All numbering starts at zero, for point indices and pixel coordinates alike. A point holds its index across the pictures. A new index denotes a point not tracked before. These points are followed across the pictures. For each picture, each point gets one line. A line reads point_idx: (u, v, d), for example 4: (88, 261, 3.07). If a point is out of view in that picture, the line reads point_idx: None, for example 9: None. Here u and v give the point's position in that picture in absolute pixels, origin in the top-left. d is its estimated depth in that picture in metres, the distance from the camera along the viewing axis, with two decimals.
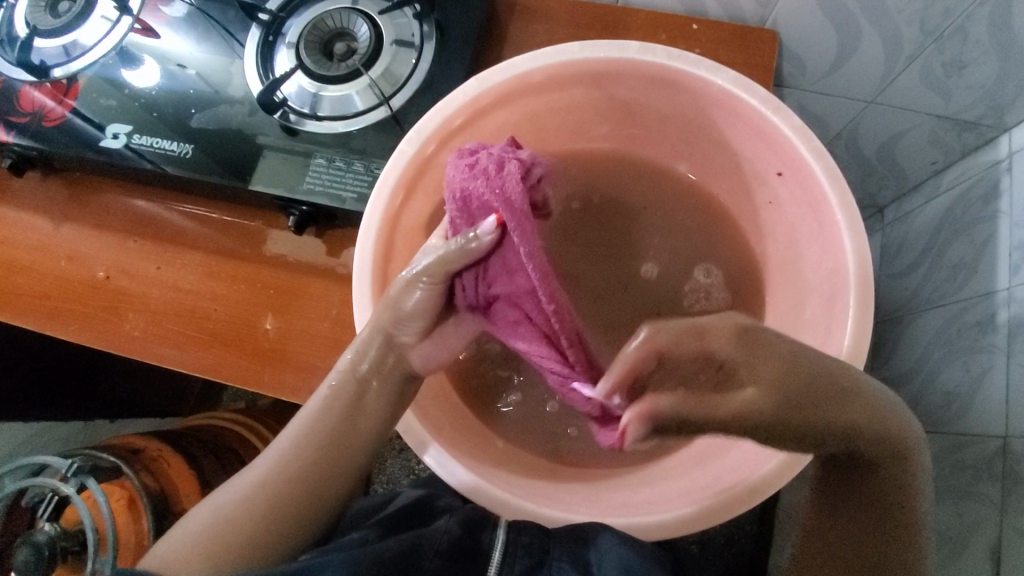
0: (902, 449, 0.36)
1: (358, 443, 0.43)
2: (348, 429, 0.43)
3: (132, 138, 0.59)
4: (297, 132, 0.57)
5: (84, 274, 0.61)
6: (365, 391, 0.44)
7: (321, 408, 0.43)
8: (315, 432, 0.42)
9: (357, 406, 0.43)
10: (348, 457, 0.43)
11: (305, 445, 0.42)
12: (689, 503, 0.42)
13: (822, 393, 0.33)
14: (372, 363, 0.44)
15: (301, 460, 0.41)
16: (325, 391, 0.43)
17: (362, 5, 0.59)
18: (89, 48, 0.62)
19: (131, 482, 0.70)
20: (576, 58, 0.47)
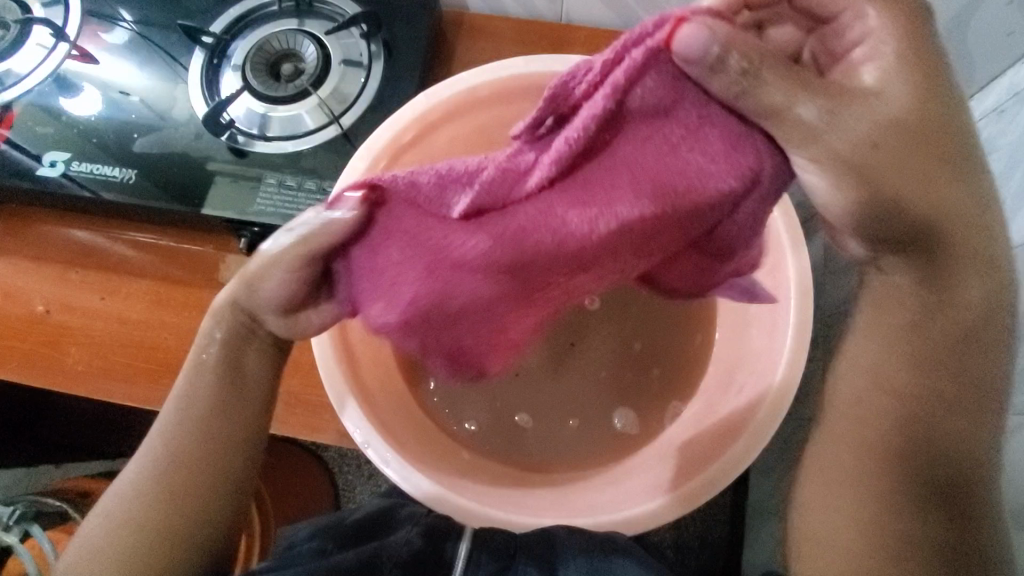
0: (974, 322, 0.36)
1: (241, 417, 0.43)
2: (226, 404, 0.42)
3: (71, 166, 0.57)
4: (246, 153, 0.56)
5: (22, 310, 0.58)
6: (239, 369, 0.43)
7: (191, 397, 0.42)
8: (189, 415, 0.42)
9: (231, 384, 0.42)
10: (241, 426, 0.42)
11: (183, 429, 0.41)
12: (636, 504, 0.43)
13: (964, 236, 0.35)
14: (229, 342, 0.42)
15: (181, 441, 0.41)
16: (193, 383, 0.42)
17: (309, 26, 0.59)
18: (23, 76, 0.60)
19: (79, 527, 0.66)
20: (522, 72, 0.49)
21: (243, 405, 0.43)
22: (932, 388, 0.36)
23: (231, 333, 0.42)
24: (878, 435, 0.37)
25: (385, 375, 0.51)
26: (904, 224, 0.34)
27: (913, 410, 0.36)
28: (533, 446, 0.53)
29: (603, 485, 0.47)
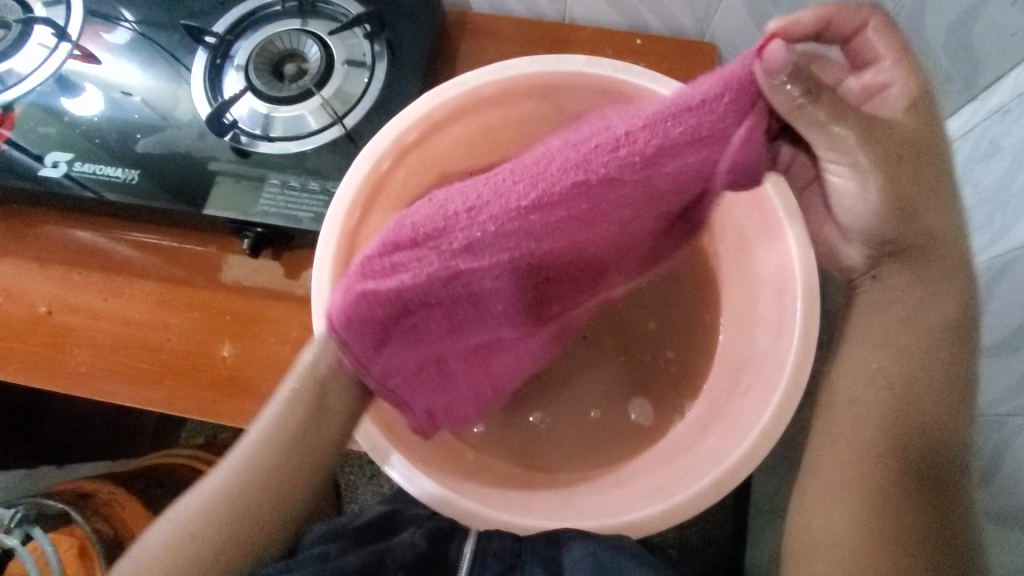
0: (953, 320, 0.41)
1: (321, 453, 0.42)
2: (308, 437, 0.42)
3: (74, 167, 0.57)
4: (248, 153, 0.56)
5: (25, 310, 0.58)
6: (321, 416, 0.42)
7: (274, 429, 0.42)
8: (271, 444, 0.41)
9: (312, 425, 0.41)
10: (316, 452, 0.42)
11: (263, 457, 0.41)
12: (663, 500, 0.43)
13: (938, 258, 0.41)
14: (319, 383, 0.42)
15: (265, 463, 0.41)
16: (280, 417, 0.41)
17: (312, 27, 0.59)
18: (24, 76, 0.60)
19: (80, 529, 0.66)
20: (527, 71, 0.48)
21: (323, 444, 0.42)
22: (916, 385, 0.41)
23: (316, 376, 0.42)
24: (860, 432, 0.41)
25: None
26: (895, 233, 0.40)
27: (908, 413, 0.41)
28: (542, 452, 0.53)
29: (610, 488, 0.47)
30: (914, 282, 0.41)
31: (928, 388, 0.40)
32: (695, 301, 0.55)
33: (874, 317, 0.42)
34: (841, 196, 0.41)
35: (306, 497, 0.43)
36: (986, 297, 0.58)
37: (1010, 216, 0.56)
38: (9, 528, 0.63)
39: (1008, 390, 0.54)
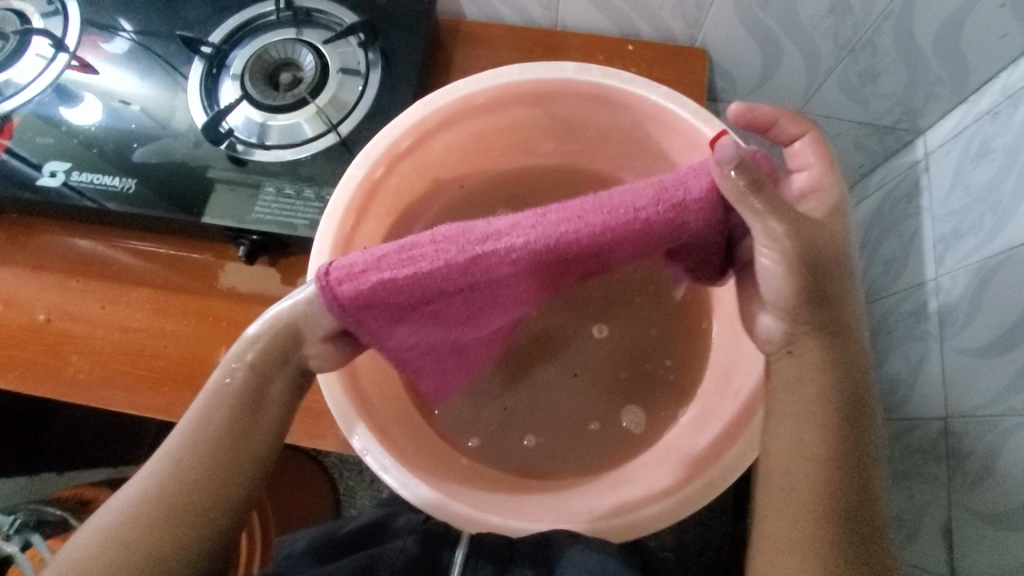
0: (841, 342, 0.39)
1: (259, 444, 0.40)
2: (243, 428, 0.39)
3: (72, 176, 0.58)
4: (244, 161, 0.57)
5: (23, 318, 0.58)
6: (262, 398, 0.41)
7: (206, 416, 0.39)
8: (201, 434, 0.39)
9: (251, 407, 0.40)
10: (252, 445, 0.40)
11: (196, 447, 0.38)
12: (632, 506, 0.43)
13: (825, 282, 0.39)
14: (264, 356, 0.41)
15: (194, 460, 0.38)
16: (214, 399, 0.40)
17: (307, 36, 0.60)
18: (22, 86, 0.61)
19: (78, 534, 0.65)
20: (518, 79, 0.49)
21: (262, 432, 0.40)
22: (852, 403, 0.38)
23: (267, 344, 0.41)
24: (803, 437, 0.38)
25: (382, 379, 0.51)
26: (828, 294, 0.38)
27: (835, 456, 0.37)
28: (537, 457, 0.53)
29: (604, 488, 0.47)
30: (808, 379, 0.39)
31: (851, 416, 0.38)
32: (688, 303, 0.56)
33: (796, 364, 0.39)
34: (768, 277, 0.39)
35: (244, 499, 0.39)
36: (978, 297, 0.59)
37: (1000, 216, 0.57)
38: (9, 535, 0.64)
39: (999, 391, 0.55)
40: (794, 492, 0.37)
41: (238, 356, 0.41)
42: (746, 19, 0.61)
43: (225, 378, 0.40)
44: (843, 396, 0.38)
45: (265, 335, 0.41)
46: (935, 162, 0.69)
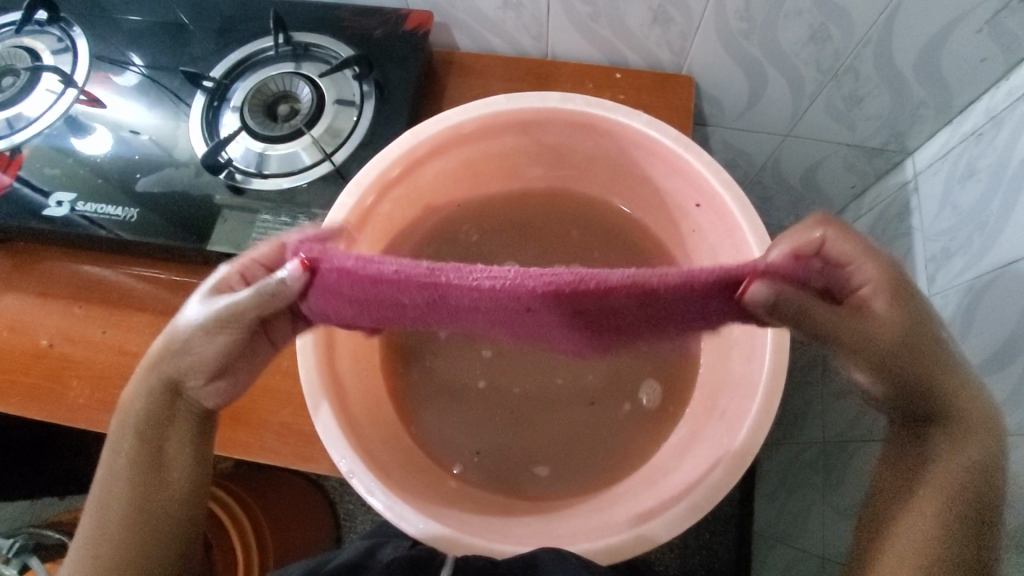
0: (949, 394, 0.38)
1: (170, 498, 0.41)
2: (154, 475, 0.41)
3: (77, 206, 0.60)
4: (243, 190, 0.58)
5: (27, 344, 0.60)
6: (162, 452, 0.41)
7: (112, 480, 0.41)
8: (111, 494, 0.40)
9: (156, 460, 0.41)
10: (166, 487, 0.41)
11: (110, 506, 0.40)
12: (615, 531, 0.43)
13: (921, 336, 0.38)
14: (149, 411, 0.41)
15: (117, 509, 0.40)
16: (114, 458, 0.41)
17: (305, 69, 0.62)
18: (32, 120, 0.63)
19: None
20: (504, 109, 0.50)
21: (168, 481, 0.41)
22: (979, 463, 0.37)
23: (152, 392, 0.41)
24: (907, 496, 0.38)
25: (371, 402, 0.52)
26: (910, 331, 0.37)
27: (950, 520, 0.36)
28: (536, 485, 0.53)
29: (591, 511, 0.47)
30: (948, 439, 0.38)
31: (975, 488, 0.37)
32: None
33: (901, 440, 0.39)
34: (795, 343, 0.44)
35: (169, 545, 0.41)
36: (970, 315, 0.59)
37: (989, 237, 0.58)
38: (6, 558, 0.63)
39: (996, 408, 0.55)
40: (914, 536, 0.36)
41: (121, 427, 0.41)
42: (729, 48, 0.63)
43: (119, 431, 0.42)
44: (954, 462, 0.38)
45: (146, 386, 0.41)
46: (923, 182, 0.70)
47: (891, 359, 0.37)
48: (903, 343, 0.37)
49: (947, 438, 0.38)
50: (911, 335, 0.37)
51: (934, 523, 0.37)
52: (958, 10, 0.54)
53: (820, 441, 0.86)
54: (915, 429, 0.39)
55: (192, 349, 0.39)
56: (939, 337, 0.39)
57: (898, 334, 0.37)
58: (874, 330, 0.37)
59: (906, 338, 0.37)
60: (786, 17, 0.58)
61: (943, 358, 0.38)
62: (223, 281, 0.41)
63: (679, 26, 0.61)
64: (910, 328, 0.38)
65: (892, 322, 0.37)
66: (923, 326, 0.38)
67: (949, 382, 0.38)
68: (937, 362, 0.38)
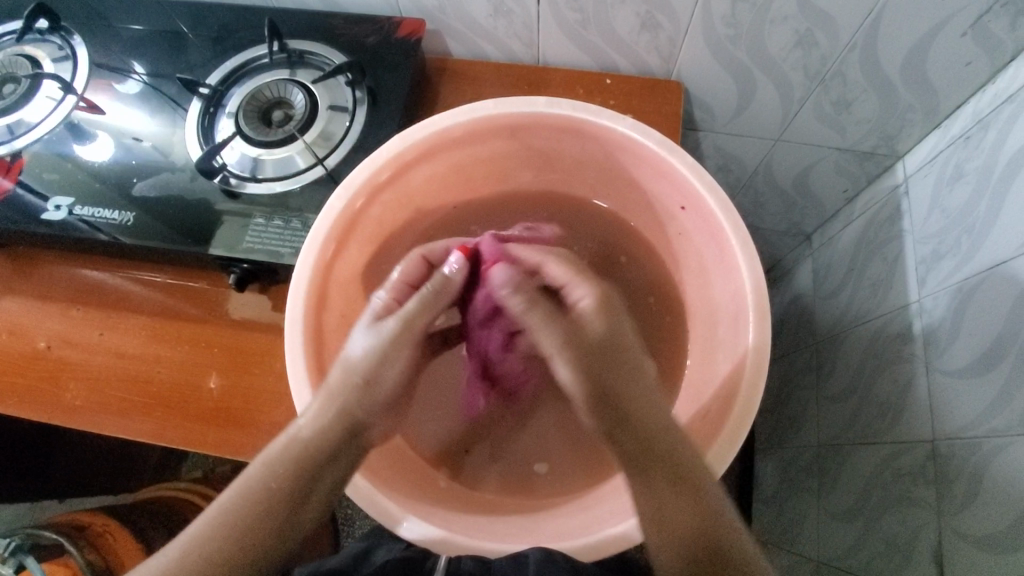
0: (610, 411, 0.44)
1: (298, 526, 0.40)
2: (299, 498, 0.40)
3: (75, 209, 0.61)
4: (237, 195, 0.59)
5: (25, 346, 0.61)
6: (312, 486, 0.41)
7: (242, 495, 0.39)
8: (243, 525, 0.38)
9: (303, 490, 0.40)
10: (302, 512, 0.40)
11: (237, 533, 0.38)
12: (603, 528, 0.44)
13: (605, 359, 0.44)
14: (319, 451, 0.41)
15: (243, 524, 0.38)
16: (260, 488, 0.39)
17: (299, 76, 0.64)
18: (33, 126, 0.65)
19: (73, 560, 0.65)
20: (491, 114, 0.51)
21: (302, 524, 0.40)
22: (659, 451, 0.42)
23: (327, 430, 0.41)
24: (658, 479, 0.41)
25: None
26: (596, 356, 0.44)
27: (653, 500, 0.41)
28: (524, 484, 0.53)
29: (578, 509, 0.48)
30: (649, 429, 0.43)
31: (677, 482, 0.41)
32: (663, 325, 0.57)
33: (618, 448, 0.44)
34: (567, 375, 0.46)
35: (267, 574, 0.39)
36: (959, 316, 0.60)
37: (977, 238, 0.58)
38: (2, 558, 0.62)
39: (985, 410, 0.55)
40: (649, 514, 0.41)
41: (287, 446, 0.41)
42: (717, 53, 0.64)
43: (290, 437, 0.41)
44: (654, 461, 0.42)
45: (325, 421, 0.42)
46: (914, 185, 0.70)
47: (595, 381, 0.44)
48: (608, 364, 0.44)
49: (636, 449, 0.42)
50: (609, 347, 0.44)
51: (649, 505, 0.41)
52: (941, 15, 0.54)
53: (815, 444, 0.86)
54: (629, 440, 0.43)
55: (367, 368, 0.43)
56: (636, 362, 0.45)
57: (592, 356, 0.44)
58: (581, 352, 0.44)
59: (605, 366, 0.44)
60: (773, 24, 0.59)
61: (618, 375, 0.44)
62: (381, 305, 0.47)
63: (667, 32, 0.62)
64: (605, 361, 0.44)
65: (588, 347, 0.44)
66: (618, 355, 0.44)
67: (634, 396, 0.44)
68: (609, 377, 0.44)
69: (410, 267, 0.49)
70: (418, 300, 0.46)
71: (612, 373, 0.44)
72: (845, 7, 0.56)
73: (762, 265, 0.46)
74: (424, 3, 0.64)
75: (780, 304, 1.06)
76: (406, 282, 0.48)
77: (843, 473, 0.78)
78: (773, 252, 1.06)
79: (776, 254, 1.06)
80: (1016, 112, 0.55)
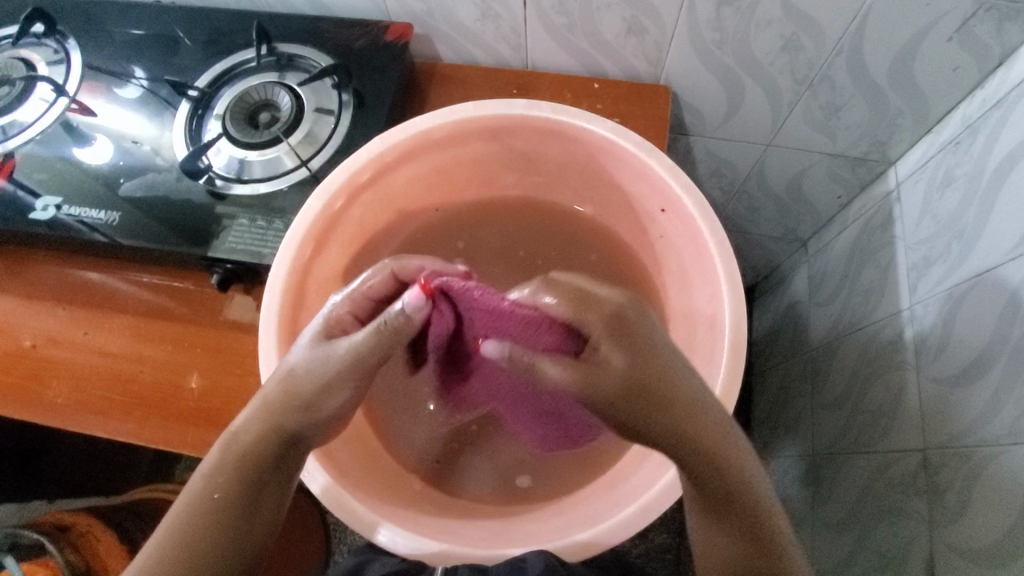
0: (672, 426, 0.40)
1: (252, 533, 0.40)
2: (249, 506, 0.39)
3: (62, 209, 0.61)
4: (223, 196, 0.59)
5: (10, 344, 0.61)
6: (258, 493, 0.40)
7: (190, 512, 0.39)
8: (194, 537, 0.38)
9: (253, 496, 0.40)
10: (254, 520, 0.40)
11: (186, 546, 0.38)
12: (570, 531, 0.44)
13: (658, 381, 0.40)
14: (256, 456, 0.40)
15: (193, 536, 0.38)
16: (204, 499, 0.39)
17: (287, 79, 0.64)
18: (25, 127, 0.65)
19: (55, 559, 0.64)
20: (471, 116, 0.51)
21: (259, 526, 0.40)
22: (712, 456, 0.40)
23: (263, 434, 0.41)
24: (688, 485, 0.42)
25: None
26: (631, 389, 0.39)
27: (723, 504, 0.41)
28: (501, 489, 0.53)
29: (550, 515, 0.47)
30: (699, 434, 0.40)
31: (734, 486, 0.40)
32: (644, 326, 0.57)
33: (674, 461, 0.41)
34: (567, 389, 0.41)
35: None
36: (950, 323, 0.59)
37: (966, 244, 0.57)
38: None
39: (976, 418, 0.54)
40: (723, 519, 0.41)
41: (227, 452, 0.40)
42: (704, 58, 0.64)
43: (231, 441, 0.40)
44: (714, 471, 0.40)
45: (262, 427, 0.41)
46: (905, 192, 0.70)
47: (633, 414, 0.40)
48: (644, 393, 0.39)
49: (694, 459, 0.40)
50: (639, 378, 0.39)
51: (719, 508, 0.41)
52: (926, 19, 0.54)
53: (810, 454, 0.85)
54: (682, 455, 0.40)
55: (308, 397, 0.41)
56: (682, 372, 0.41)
57: (635, 385, 0.39)
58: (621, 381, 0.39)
59: (642, 393, 0.39)
60: (757, 28, 0.59)
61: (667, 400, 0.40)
62: (338, 317, 0.45)
63: (653, 37, 0.62)
64: (654, 378, 0.40)
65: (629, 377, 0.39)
66: (652, 365, 0.40)
67: (682, 410, 0.40)
68: (654, 414, 0.40)
69: (377, 282, 0.46)
70: (371, 335, 0.41)
71: (655, 394, 0.40)
72: (829, 11, 0.55)
73: (739, 268, 0.46)
74: (412, 8, 0.65)
75: (776, 311, 1.05)
76: (367, 297, 0.46)
77: (836, 483, 0.77)
78: (768, 259, 1.06)
79: (771, 261, 1.05)
80: (1003, 117, 0.54)
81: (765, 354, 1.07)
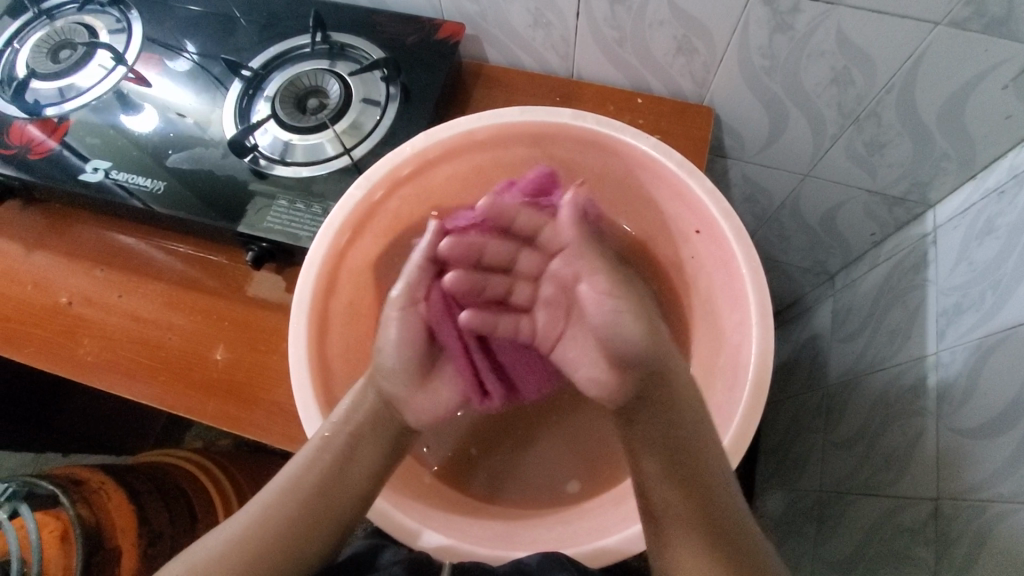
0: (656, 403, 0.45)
1: (351, 482, 0.43)
2: (347, 460, 0.43)
3: (111, 173, 0.63)
4: (265, 175, 0.61)
5: (47, 299, 0.63)
6: (356, 443, 0.44)
7: (309, 461, 0.43)
8: (306, 483, 0.42)
9: (351, 451, 0.44)
10: (354, 468, 0.43)
11: (297, 494, 0.41)
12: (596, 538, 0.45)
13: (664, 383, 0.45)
14: (376, 416, 0.46)
15: (307, 485, 0.42)
16: (318, 442, 0.44)
17: (338, 67, 0.65)
18: (82, 91, 0.67)
19: (65, 512, 0.65)
20: (516, 120, 0.52)
21: (360, 479, 0.43)
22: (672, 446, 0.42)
23: (370, 412, 0.46)
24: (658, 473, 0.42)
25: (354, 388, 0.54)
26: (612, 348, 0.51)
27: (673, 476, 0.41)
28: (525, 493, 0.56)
29: (557, 523, 0.49)
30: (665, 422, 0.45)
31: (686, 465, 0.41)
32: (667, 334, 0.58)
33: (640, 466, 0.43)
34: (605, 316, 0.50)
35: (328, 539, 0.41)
36: (977, 373, 0.58)
37: (1002, 295, 0.56)
38: None
39: (991, 473, 0.53)
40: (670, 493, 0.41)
41: (351, 410, 0.46)
42: (752, 83, 0.64)
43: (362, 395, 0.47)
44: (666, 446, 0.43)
45: (367, 397, 0.47)
46: (942, 236, 0.69)
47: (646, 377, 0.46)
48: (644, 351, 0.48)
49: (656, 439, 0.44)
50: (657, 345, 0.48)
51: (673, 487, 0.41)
52: (980, 66, 0.54)
53: (816, 490, 0.84)
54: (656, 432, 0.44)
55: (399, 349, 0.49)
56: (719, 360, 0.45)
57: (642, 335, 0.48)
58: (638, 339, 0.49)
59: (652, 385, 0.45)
60: (810, 58, 0.59)
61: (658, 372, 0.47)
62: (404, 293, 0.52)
63: (702, 58, 0.62)
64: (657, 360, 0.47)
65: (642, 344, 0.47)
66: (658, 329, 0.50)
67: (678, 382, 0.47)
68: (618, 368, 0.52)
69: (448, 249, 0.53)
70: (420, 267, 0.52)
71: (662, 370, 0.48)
72: (885, 48, 0.55)
73: (769, 293, 0.46)
74: (466, 8, 0.66)
75: (796, 343, 1.04)
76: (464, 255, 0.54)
77: (841, 523, 0.76)
78: (793, 289, 1.05)
79: (796, 291, 1.04)
80: None
81: (781, 384, 1.06)
